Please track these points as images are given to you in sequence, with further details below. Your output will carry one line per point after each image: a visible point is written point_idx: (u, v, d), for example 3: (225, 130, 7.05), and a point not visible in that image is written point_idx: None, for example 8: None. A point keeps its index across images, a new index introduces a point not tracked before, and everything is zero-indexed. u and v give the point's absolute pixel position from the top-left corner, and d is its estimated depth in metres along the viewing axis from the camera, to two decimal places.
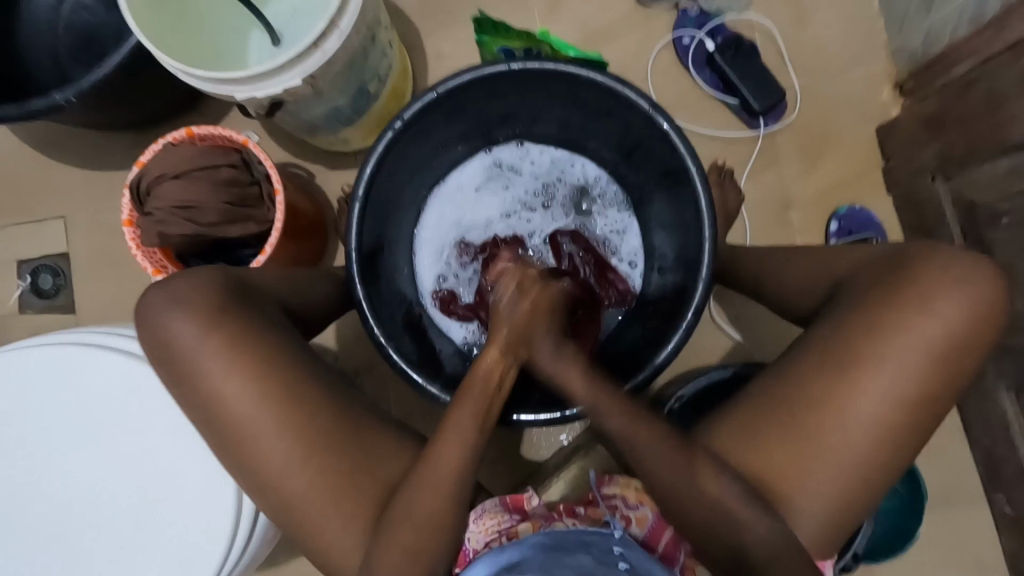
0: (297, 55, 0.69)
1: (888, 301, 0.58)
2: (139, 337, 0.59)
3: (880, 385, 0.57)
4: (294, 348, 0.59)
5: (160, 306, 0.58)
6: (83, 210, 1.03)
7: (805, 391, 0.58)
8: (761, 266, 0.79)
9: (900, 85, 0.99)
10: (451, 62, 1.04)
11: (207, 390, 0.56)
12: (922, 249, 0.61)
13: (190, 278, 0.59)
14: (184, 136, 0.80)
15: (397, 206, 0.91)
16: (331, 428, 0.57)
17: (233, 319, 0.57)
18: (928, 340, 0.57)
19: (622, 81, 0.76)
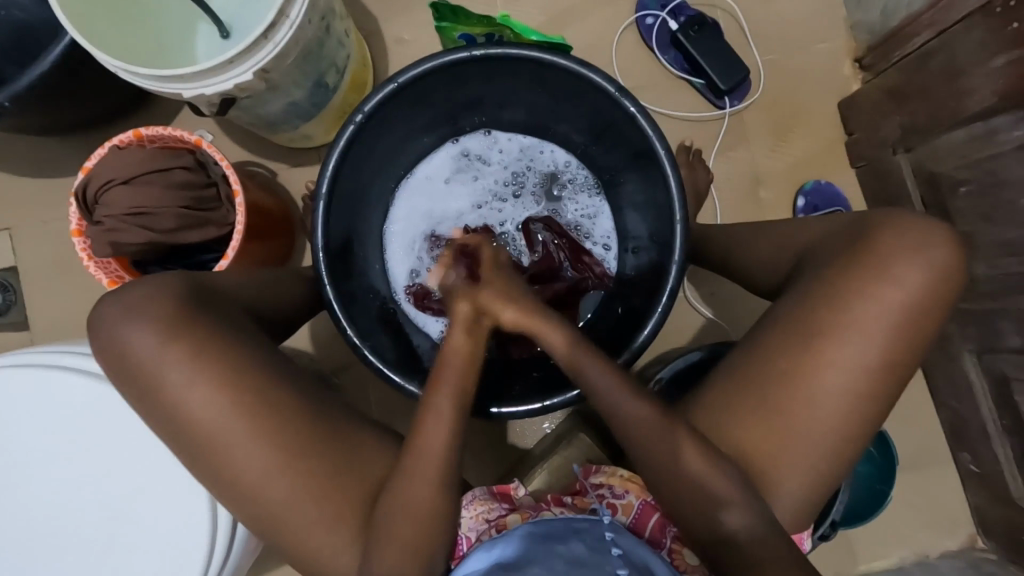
0: (246, 48, 0.65)
1: (854, 272, 0.59)
2: (95, 350, 0.56)
3: (849, 355, 0.57)
4: (261, 357, 0.57)
5: (115, 317, 0.55)
6: (30, 220, 0.97)
7: (783, 369, 0.59)
8: (731, 243, 0.79)
9: (860, 59, 1.00)
10: (412, 50, 1.02)
11: (173, 402, 0.54)
12: (884, 218, 0.62)
13: (148, 285, 0.56)
14: (132, 138, 0.75)
15: (364, 201, 0.89)
16: (308, 432, 0.55)
17: (193, 331, 0.54)
18: (889, 305, 0.58)
19: (586, 65, 0.75)
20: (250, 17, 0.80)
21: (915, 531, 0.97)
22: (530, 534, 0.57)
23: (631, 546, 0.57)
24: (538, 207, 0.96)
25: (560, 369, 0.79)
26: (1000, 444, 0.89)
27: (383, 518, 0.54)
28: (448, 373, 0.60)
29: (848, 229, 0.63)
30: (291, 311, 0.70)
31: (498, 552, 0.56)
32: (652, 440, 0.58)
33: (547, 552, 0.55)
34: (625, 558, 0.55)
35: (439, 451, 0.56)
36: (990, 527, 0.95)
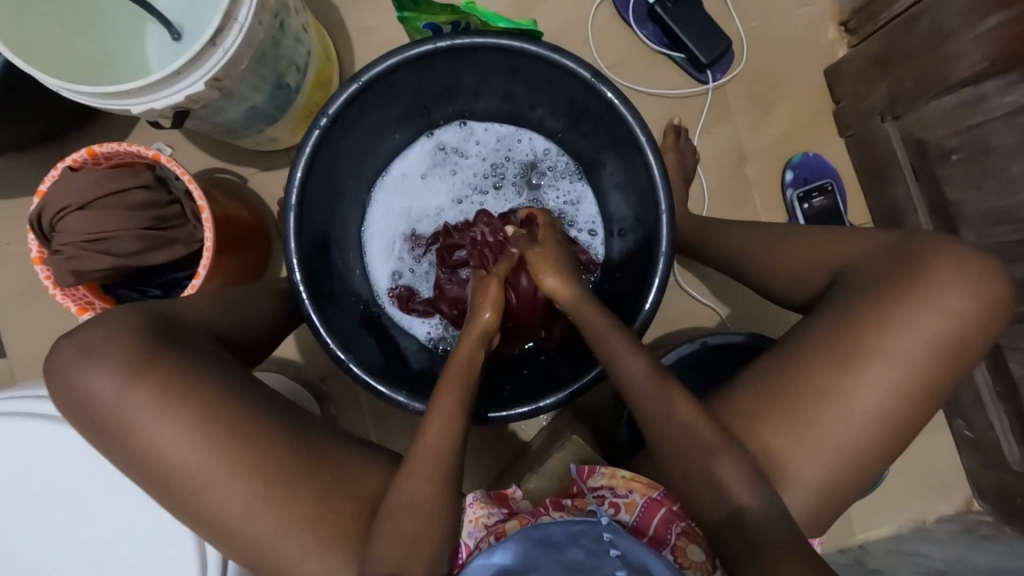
0: (193, 57, 0.61)
1: (892, 296, 0.59)
2: (55, 397, 0.54)
3: (885, 375, 0.57)
4: (233, 389, 0.54)
5: (73, 362, 0.52)
6: None
7: (810, 379, 0.58)
8: (747, 251, 0.79)
9: (845, 22, 0.95)
10: (377, 39, 0.96)
11: (145, 443, 0.51)
12: (933, 244, 0.61)
13: (104, 325, 0.53)
14: (85, 157, 0.71)
15: (339, 203, 0.86)
16: (288, 472, 0.53)
17: (162, 366, 0.52)
18: (933, 333, 0.57)
19: (560, 51, 0.71)
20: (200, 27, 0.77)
21: (910, 497, 0.99)
22: (531, 540, 0.56)
23: (628, 546, 0.55)
24: (519, 199, 0.93)
25: (554, 372, 0.79)
26: (994, 411, 0.89)
27: (368, 542, 0.52)
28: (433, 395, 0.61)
29: (896, 252, 0.62)
30: (262, 331, 0.66)
31: (493, 559, 0.55)
32: None
33: (546, 557, 0.54)
34: (624, 558, 0.54)
35: (428, 464, 0.55)
36: (984, 490, 0.96)
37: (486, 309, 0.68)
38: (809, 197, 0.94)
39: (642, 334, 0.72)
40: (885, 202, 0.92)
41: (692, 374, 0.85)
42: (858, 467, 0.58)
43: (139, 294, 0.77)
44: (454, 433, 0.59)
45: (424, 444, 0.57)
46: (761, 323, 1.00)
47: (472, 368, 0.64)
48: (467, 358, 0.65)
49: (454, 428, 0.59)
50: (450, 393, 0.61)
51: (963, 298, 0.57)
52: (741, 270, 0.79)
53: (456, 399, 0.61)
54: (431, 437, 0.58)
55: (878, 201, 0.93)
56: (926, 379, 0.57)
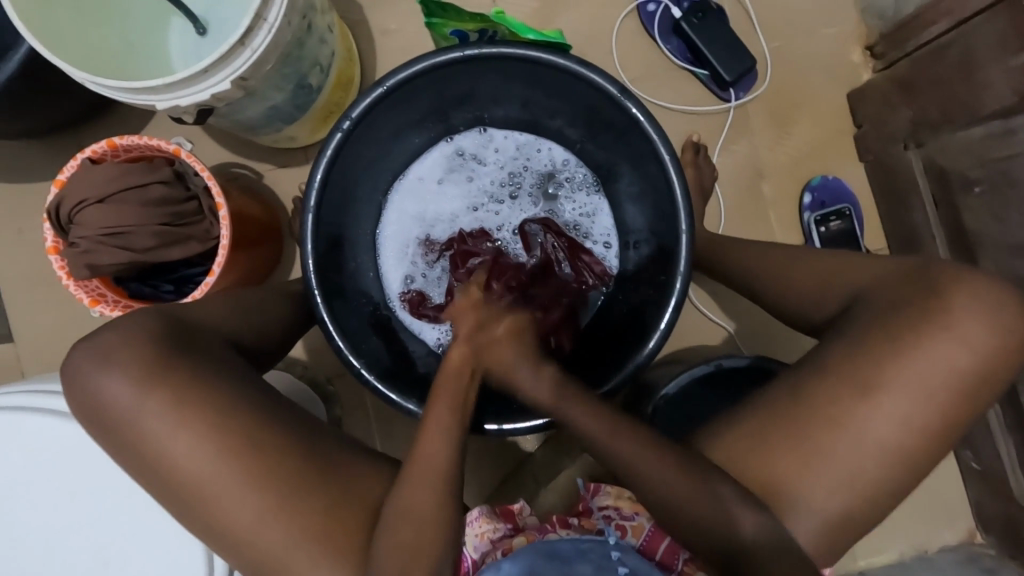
0: (221, 56, 0.60)
1: (908, 324, 0.58)
2: (68, 398, 0.53)
3: (901, 405, 0.56)
4: (246, 396, 0.53)
5: (88, 364, 0.52)
6: (8, 227, 0.93)
7: (821, 407, 0.58)
8: (762, 268, 0.78)
9: (871, 47, 0.95)
10: (398, 40, 0.96)
11: (159, 449, 0.51)
12: (951, 270, 0.60)
13: (120, 329, 0.53)
14: (105, 148, 0.71)
15: (355, 205, 0.85)
16: (300, 480, 0.52)
17: (177, 371, 0.52)
18: (951, 365, 0.56)
19: (586, 64, 0.71)
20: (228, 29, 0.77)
21: (913, 525, 0.98)
22: (537, 552, 0.56)
23: (635, 563, 0.56)
24: (535, 209, 0.93)
25: None
26: (1004, 444, 0.88)
27: (375, 554, 0.51)
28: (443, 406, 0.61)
29: (914, 277, 0.62)
30: (276, 334, 0.66)
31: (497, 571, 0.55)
32: (653, 471, 0.56)
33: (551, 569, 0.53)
34: None
35: (438, 476, 0.55)
36: (989, 521, 0.95)
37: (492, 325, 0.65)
38: (827, 221, 0.93)
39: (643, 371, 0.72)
40: (903, 228, 0.91)
41: (701, 391, 0.84)
42: (871, 500, 0.57)
43: (152, 288, 0.78)
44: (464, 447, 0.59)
45: (434, 454, 0.57)
46: (771, 345, 0.99)
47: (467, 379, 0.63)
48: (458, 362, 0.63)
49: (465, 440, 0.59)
50: (462, 405, 0.60)
51: (987, 335, 0.57)
52: (755, 291, 0.78)
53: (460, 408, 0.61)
54: (441, 449, 0.57)
55: (896, 227, 0.93)
56: (942, 408, 0.57)
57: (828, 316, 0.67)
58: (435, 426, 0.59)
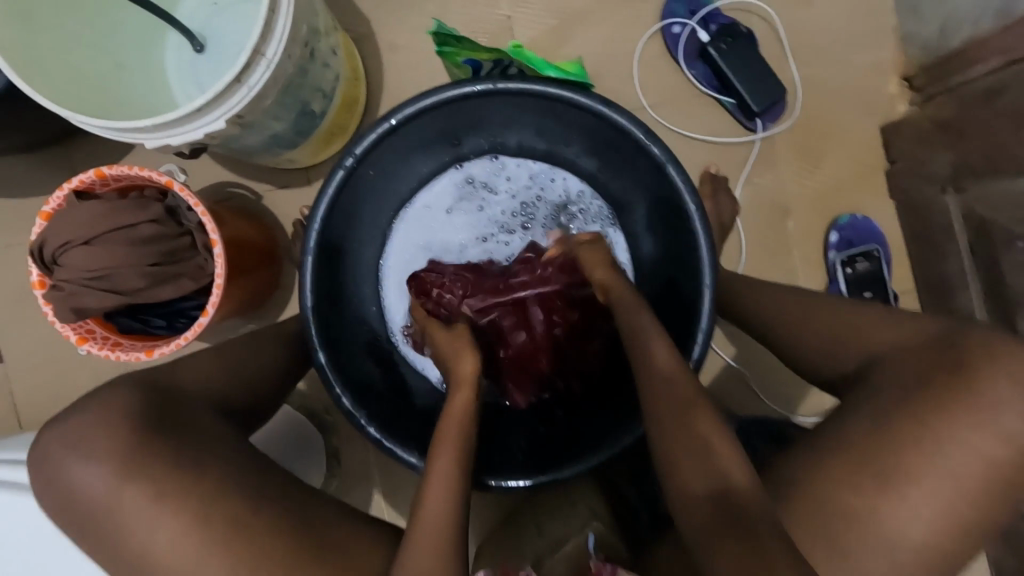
0: (215, 95, 0.56)
1: (936, 401, 0.48)
2: (37, 484, 0.49)
3: (931, 498, 0.46)
4: (225, 477, 0.48)
5: (62, 446, 0.48)
6: (6, 245, 0.91)
7: (843, 505, 0.47)
8: (770, 311, 0.68)
9: (910, 77, 0.89)
10: (407, 57, 0.90)
11: (132, 543, 0.47)
12: (987, 342, 0.50)
13: (97, 407, 0.49)
14: (94, 178, 0.66)
15: (357, 237, 0.81)
16: (284, 572, 0.46)
17: (157, 454, 0.47)
18: (990, 458, 0.47)
19: (610, 104, 0.66)
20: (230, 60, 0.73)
21: None
22: None
23: None
24: (547, 241, 0.88)
25: (559, 442, 0.76)
26: None
27: None
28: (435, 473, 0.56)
29: (935, 345, 0.52)
30: (271, 387, 0.62)
31: None
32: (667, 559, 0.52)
33: None
34: None
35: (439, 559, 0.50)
36: None
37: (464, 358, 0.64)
38: (853, 261, 0.88)
39: (696, 371, 0.66)
40: (933, 272, 0.86)
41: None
42: None
43: (143, 324, 0.73)
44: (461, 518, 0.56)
45: (431, 531, 0.52)
46: (786, 398, 0.94)
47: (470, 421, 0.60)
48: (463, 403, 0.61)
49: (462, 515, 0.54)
50: (461, 471, 0.56)
51: None
52: (765, 331, 0.67)
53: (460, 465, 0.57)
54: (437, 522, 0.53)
55: (927, 270, 0.88)
56: (987, 506, 0.47)
57: (841, 378, 0.58)
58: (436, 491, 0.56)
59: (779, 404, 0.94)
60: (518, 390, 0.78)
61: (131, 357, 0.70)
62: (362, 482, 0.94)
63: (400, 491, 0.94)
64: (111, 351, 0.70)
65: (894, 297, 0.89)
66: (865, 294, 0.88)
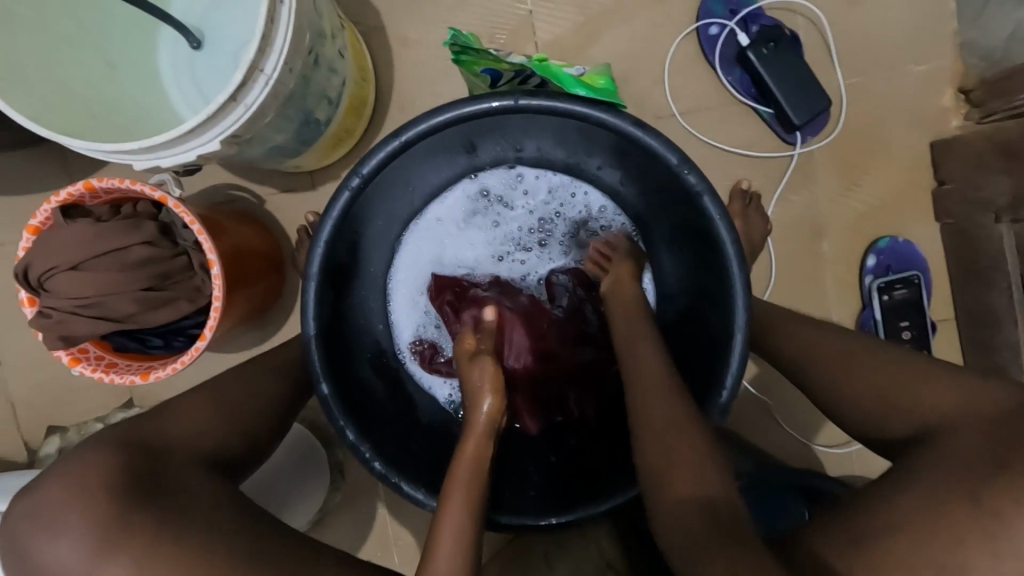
0: (209, 115, 0.51)
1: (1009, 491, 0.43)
2: (9, 555, 0.44)
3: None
4: (218, 549, 0.44)
5: (39, 515, 0.43)
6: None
7: None
8: (822, 361, 0.64)
9: (967, 90, 0.82)
10: (419, 54, 0.84)
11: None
12: None
13: (77, 473, 0.44)
14: (82, 191, 0.61)
15: (364, 253, 0.76)
16: None
17: (144, 527, 0.42)
18: None
19: (642, 125, 0.60)
20: (229, 61, 0.67)
21: None
22: None
23: None
24: (565, 258, 0.83)
25: (572, 477, 0.73)
26: None
27: None
28: (448, 516, 0.56)
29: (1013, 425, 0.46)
30: (272, 428, 0.58)
31: None
32: None
33: None
34: None
35: None
36: None
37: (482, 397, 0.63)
38: (891, 288, 0.83)
39: (724, 417, 0.63)
40: (975, 304, 0.81)
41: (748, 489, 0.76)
42: None
43: (138, 343, 0.70)
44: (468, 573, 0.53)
45: None
46: (810, 429, 0.90)
47: (479, 464, 0.60)
48: (472, 452, 0.61)
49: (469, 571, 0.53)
50: (465, 528, 0.55)
51: None
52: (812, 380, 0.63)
53: (471, 513, 0.56)
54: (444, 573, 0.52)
55: (967, 300, 0.82)
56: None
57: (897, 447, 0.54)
58: (446, 546, 0.54)
59: (803, 435, 0.90)
60: (529, 412, 0.76)
61: (126, 380, 0.66)
62: (364, 497, 0.92)
63: (404, 506, 0.92)
64: (105, 373, 0.66)
65: (931, 328, 0.84)
66: (901, 324, 0.83)
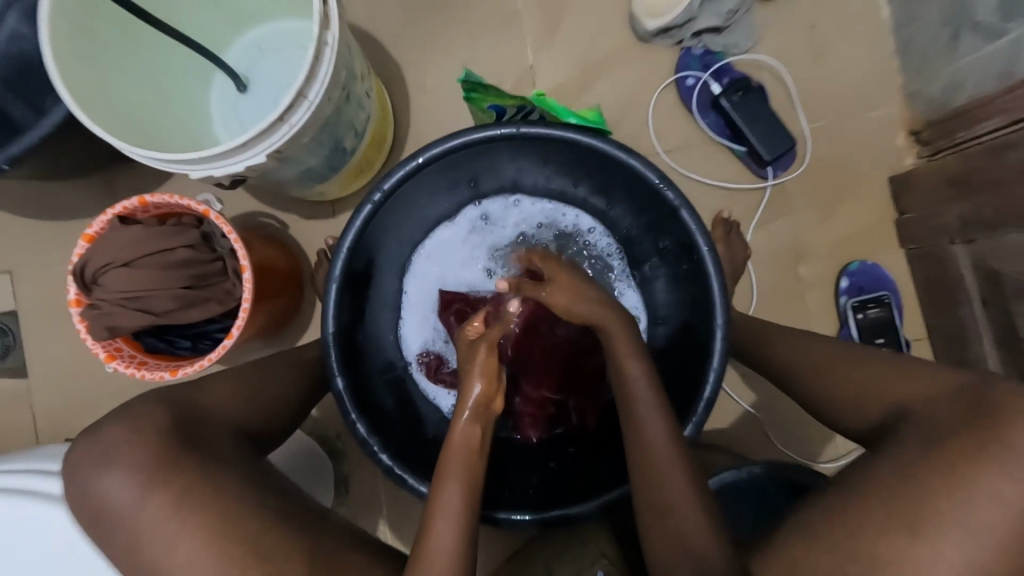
0: (260, 132, 0.60)
1: (957, 446, 0.46)
2: (69, 495, 0.49)
3: (961, 553, 0.43)
4: (238, 493, 0.48)
5: (93, 460, 0.48)
6: (52, 265, 0.99)
7: (853, 549, 0.46)
8: (798, 363, 0.68)
9: (917, 132, 0.92)
10: (433, 99, 0.96)
11: (156, 560, 0.46)
12: (1010, 394, 0.48)
13: (127, 422, 0.49)
14: (135, 205, 0.70)
15: (379, 270, 0.84)
16: None
17: (180, 472, 0.47)
18: (1016, 511, 0.44)
19: (625, 149, 0.69)
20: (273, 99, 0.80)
21: None
22: None
23: None
24: None
25: (570, 479, 0.77)
26: None
27: None
28: (443, 509, 0.58)
29: (964, 402, 0.50)
30: (288, 413, 0.63)
31: None
32: None
33: None
34: None
35: None
36: None
37: (474, 380, 0.62)
38: (865, 307, 0.89)
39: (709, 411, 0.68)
40: (948, 322, 0.87)
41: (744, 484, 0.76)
42: None
43: (169, 345, 0.77)
44: (466, 547, 0.57)
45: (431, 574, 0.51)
46: (803, 444, 0.94)
47: (477, 451, 0.62)
48: (464, 439, 0.62)
49: (463, 550, 0.57)
50: (462, 515, 0.58)
51: None
52: (790, 380, 0.68)
53: (466, 509, 0.59)
54: (444, 540, 0.57)
55: (939, 319, 0.89)
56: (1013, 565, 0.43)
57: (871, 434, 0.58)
58: (437, 548, 0.56)
59: (799, 452, 0.94)
60: (532, 422, 0.81)
61: (156, 376, 0.72)
62: (370, 511, 0.94)
63: (407, 521, 0.93)
64: (137, 370, 0.71)
65: (905, 345, 0.90)
66: (877, 341, 0.89)
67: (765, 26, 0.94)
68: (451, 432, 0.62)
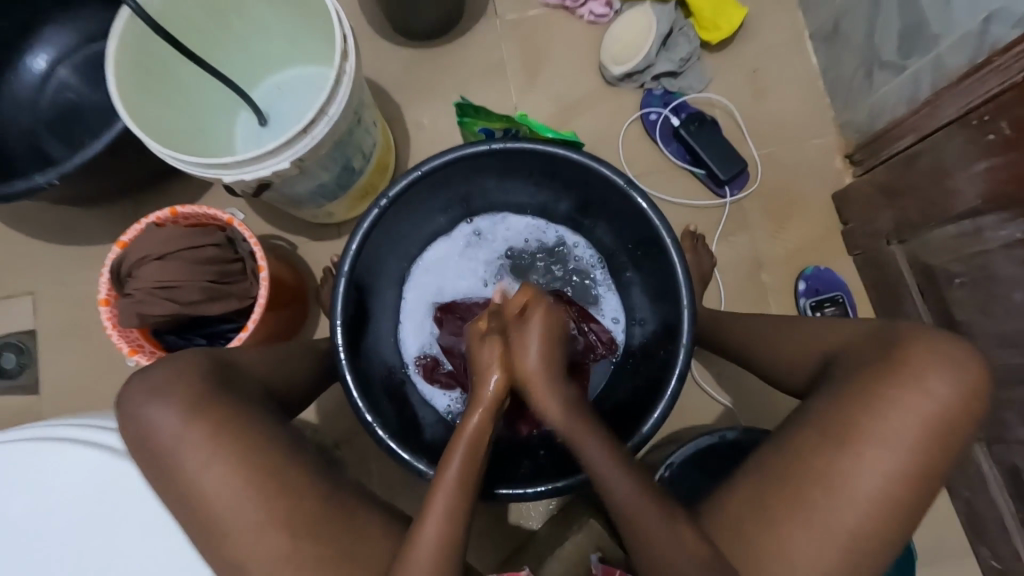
0: (286, 141, 0.72)
1: (878, 369, 0.54)
2: (122, 429, 0.56)
3: (888, 453, 0.51)
4: (262, 430, 0.54)
5: (140, 395, 0.54)
6: (76, 285, 1.07)
7: (801, 463, 0.53)
8: (753, 338, 0.76)
9: (850, 155, 1.06)
10: (429, 134, 1.09)
11: (186, 483, 0.52)
12: (916, 331, 0.56)
13: (172, 365, 0.56)
14: (167, 215, 0.79)
15: (382, 277, 0.93)
16: (305, 511, 0.52)
17: (212, 409, 0.53)
18: (924, 417, 0.52)
19: (596, 159, 0.80)
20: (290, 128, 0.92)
21: None
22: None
23: None
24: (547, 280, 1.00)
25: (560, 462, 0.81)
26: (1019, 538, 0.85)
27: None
28: (439, 496, 0.55)
29: (878, 338, 0.58)
30: (300, 385, 0.69)
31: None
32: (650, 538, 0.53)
33: None
34: None
35: (447, 510, 0.55)
36: None
37: (492, 371, 0.60)
38: (821, 306, 0.99)
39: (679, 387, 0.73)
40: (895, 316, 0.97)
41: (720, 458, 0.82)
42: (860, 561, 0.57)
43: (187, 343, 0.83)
44: (461, 521, 0.55)
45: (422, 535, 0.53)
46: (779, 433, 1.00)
47: (484, 445, 0.58)
48: (473, 431, 0.59)
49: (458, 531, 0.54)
50: (462, 489, 0.56)
51: None
52: (749, 355, 0.76)
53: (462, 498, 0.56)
54: (434, 527, 0.53)
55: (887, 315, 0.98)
56: (928, 465, 0.51)
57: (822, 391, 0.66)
58: (431, 528, 0.53)
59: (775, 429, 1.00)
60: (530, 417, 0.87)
61: None
62: None
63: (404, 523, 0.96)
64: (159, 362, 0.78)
65: None
66: None
67: (714, 71, 1.10)
68: (462, 424, 0.59)
